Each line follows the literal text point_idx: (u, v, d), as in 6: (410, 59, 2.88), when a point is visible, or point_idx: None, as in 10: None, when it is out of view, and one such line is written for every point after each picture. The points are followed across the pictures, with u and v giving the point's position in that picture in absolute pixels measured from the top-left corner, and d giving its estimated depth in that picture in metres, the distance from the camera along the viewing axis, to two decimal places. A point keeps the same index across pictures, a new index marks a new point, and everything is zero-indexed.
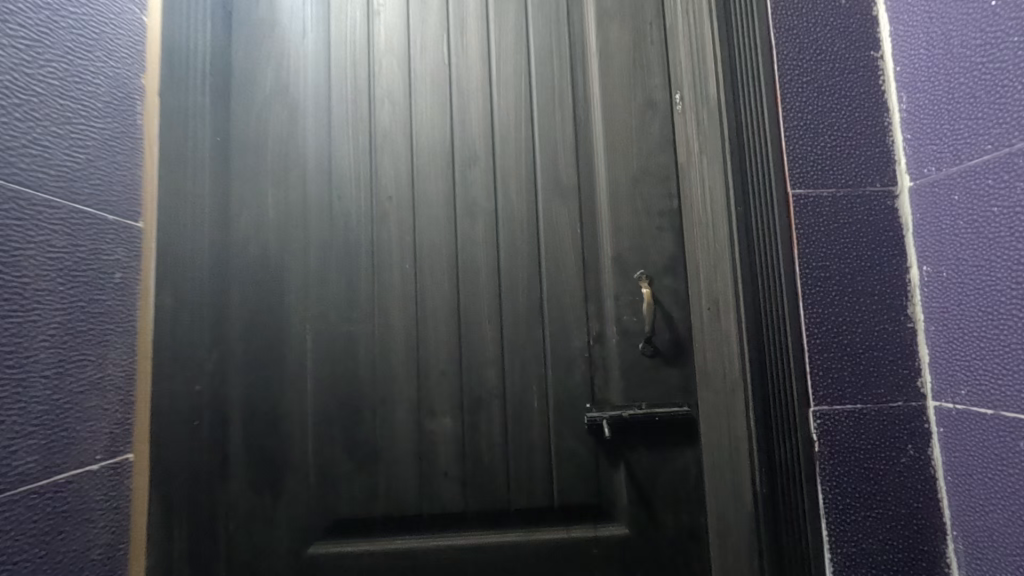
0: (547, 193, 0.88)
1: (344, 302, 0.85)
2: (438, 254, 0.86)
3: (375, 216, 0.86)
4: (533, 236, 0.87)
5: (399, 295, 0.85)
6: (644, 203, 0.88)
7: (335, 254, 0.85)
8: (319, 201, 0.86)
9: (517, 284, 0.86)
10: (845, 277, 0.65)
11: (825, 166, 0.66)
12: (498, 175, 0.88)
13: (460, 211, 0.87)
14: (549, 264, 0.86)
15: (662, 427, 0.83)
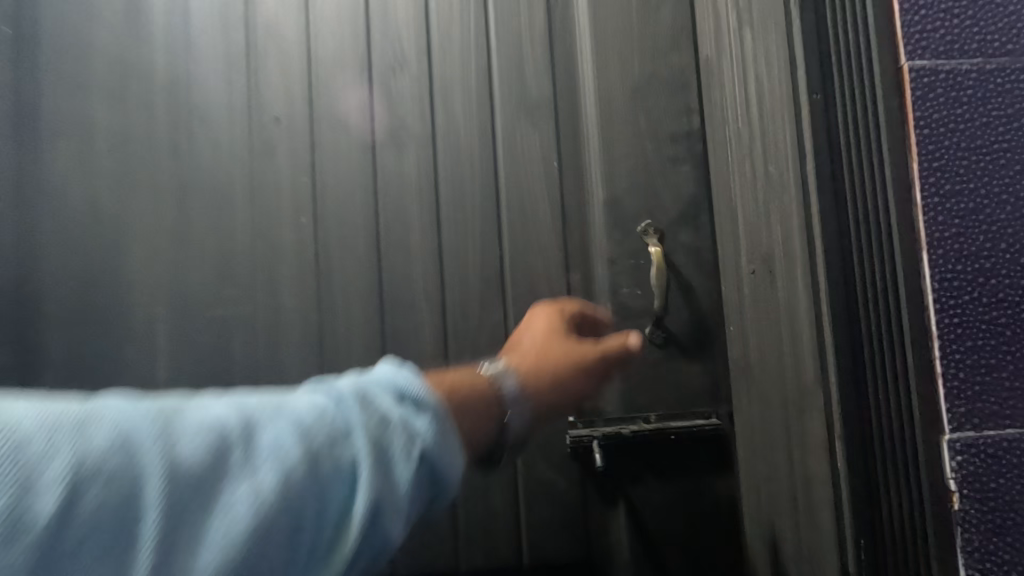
0: (511, 108, 0.60)
1: (210, 274, 0.57)
2: (350, 200, 0.58)
3: (256, 147, 0.59)
4: (488, 172, 0.59)
5: (292, 262, 0.58)
6: (654, 121, 0.60)
7: (195, 205, 0.58)
8: (172, 128, 0.58)
9: (466, 243, 0.59)
10: (1001, 209, 0.38)
11: (964, 19, 0.38)
12: (438, 84, 0.60)
13: (381, 137, 0.59)
14: (513, 213, 0.59)
15: (681, 449, 0.57)
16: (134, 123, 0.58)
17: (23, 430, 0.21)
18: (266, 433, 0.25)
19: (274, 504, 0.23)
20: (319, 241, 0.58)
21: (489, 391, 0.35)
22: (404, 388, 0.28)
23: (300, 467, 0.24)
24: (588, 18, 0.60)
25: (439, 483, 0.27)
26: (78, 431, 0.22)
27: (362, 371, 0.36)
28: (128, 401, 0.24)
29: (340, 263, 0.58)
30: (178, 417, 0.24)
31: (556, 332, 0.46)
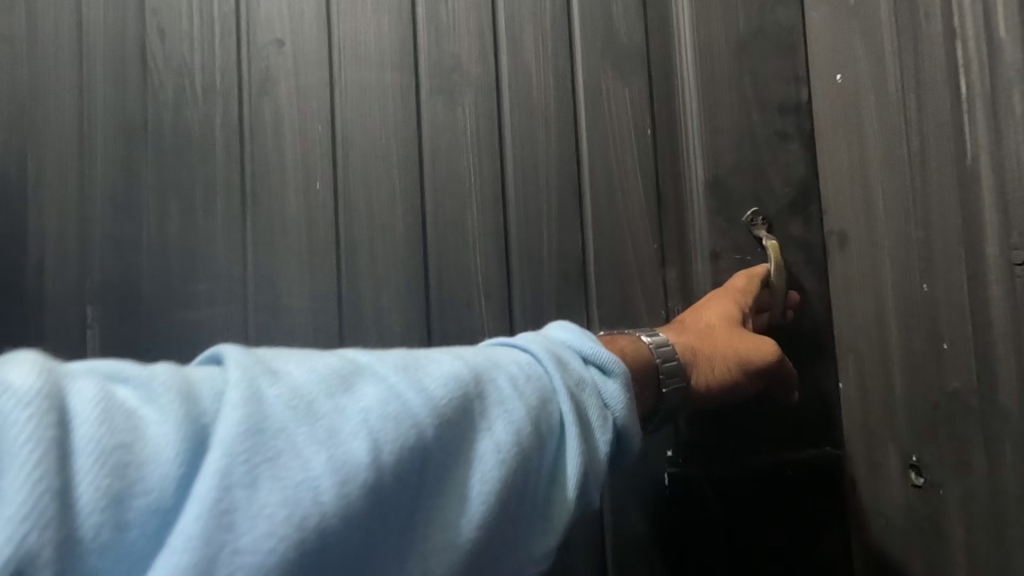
0: (596, 54, 0.46)
1: (176, 259, 0.39)
2: (385, 161, 0.42)
3: (248, 77, 0.41)
4: (567, 138, 0.45)
5: (299, 245, 0.41)
6: (775, 79, 0.47)
7: (152, 154, 0.39)
8: (112, 40, 0.39)
9: (542, 227, 0.44)
10: None
11: None
12: (504, 15, 0.45)
13: (427, 80, 0.43)
14: (600, 191, 0.46)
15: (801, 488, 0.46)
16: (57, 27, 0.39)
17: (315, 397, 0.20)
18: (500, 389, 0.25)
19: (517, 455, 0.23)
20: (342, 216, 0.41)
21: (647, 380, 0.36)
22: (588, 354, 0.29)
23: (530, 415, 0.24)
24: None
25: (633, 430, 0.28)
26: (360, 398, 0.21)
27: (544, 338, 0.29)
28: (384, 358, 0.23)
29: (372, 249, 0.42)
30: (431, 371, 0.24)
31: (730, 344, 0.40)
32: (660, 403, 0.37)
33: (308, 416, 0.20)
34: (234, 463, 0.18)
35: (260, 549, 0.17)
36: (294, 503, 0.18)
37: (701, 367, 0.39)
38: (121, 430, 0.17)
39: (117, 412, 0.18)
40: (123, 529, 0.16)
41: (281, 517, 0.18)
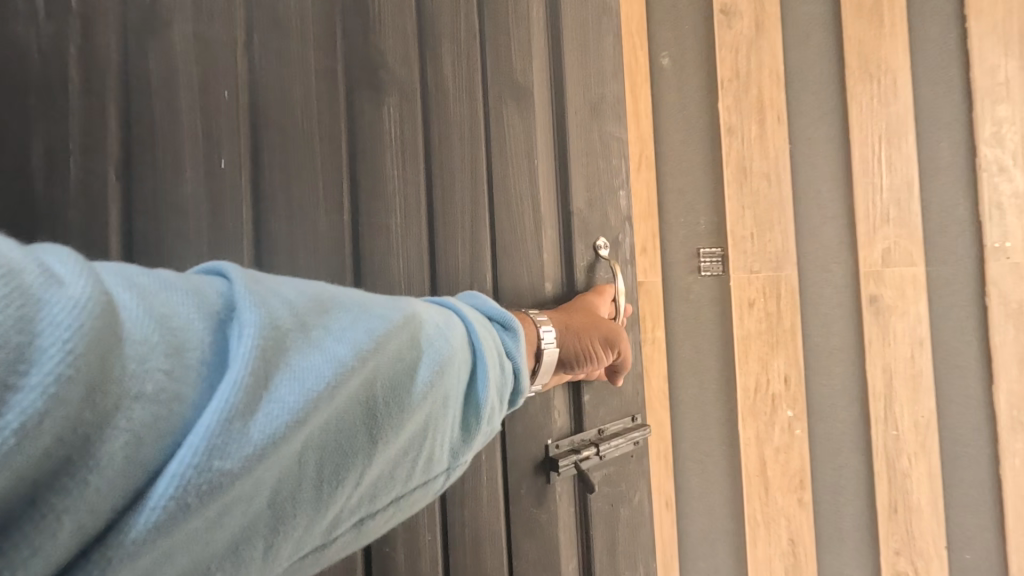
0: (502, 78, 0.50)
1: (28, 233, 0.33)
2: (310, 151, 0.40)
3: (132, 14, 0.35)
4: (477, 156, 0.48)
5: (209, 226, 0.36)
6: (615, 137, 0.59)
7: None
8: None
9: (460, 237, 0.46)
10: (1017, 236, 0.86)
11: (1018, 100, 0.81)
12: (426, 28, 0.46)
13: (353, 71, 0.42)
14: (502, 208, 0.49)
15: (623, 456, 0.60)
16: None
17: (307, 305, 0.25)
18: (434, 311, 0.32)
19: (451, 352, 0.30)
20: (257, 206, 0.38)
21: (531, 344, 0.44)
22: (491, 312, 0.40)
23: (456, 329, 0.32)
24: (570, 4, 0.56)
25: (512, 369, 0.37)
26: (339, 310, 0.27)
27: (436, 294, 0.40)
28: (343, 290, 0.29)
29: (291, 244, 0.39)
30: (373, 299, 0.30)
31: (590, 314, 0.51)
32: (538, 364, 0.45)
33: (304, 314, 0.25)
34: (260, 335, 0.22)
35: (287, 397, 0.21)
36: (309, 370, 0.22)
37: (572, 341, 0.48)
38: (153, 302, 0.20)
39: (145, 289, 0.20)
40: (174, 371, 0.19)
41: (299, 379, 0.22)
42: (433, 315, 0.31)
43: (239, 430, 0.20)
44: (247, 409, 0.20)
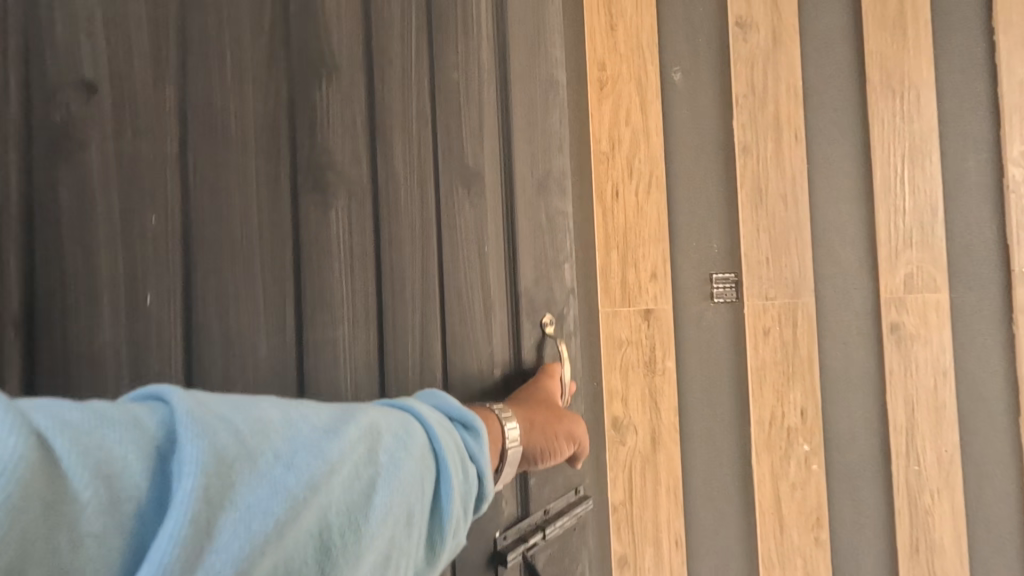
0: (382, 244, 0.94)
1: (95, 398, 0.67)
2: (238, 294, 0.78)
3: (171, 284, 0.73)
4: (398, 339, 0.96)
5: (272, 418, 0.60)
6: (464, 284, 1.07)
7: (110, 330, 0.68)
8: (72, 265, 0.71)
9: (354, 336, 0.89)
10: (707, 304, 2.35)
11: None
12: (323, 265, 0.87)
13: (292, 290, 0.83)
14: (397, 357, 0.95)
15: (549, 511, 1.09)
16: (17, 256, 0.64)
17: (242, 466, 0.54)
18: (344, 473, 0.60)
19: (350, 503, 0.60)
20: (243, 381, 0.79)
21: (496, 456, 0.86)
22: (392, 447, 0.66)
23: (393, 500, 0.63)
24: (406, 214, 0.98)
25: (455, 505, 0.71)
26: (259, 468, 0.55)
27: (346, 419, 0.65)
28: (269, 451, 0.57)
29: (206, 342, 0.75)
30: (267, 455, 0.57)
31: (559, 409, 1.04)
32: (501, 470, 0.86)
33: (229, 473, 0.53)
34: (202, 492, 0.50)
35: (236, 539, 0.51)
36: (251, 520, 0.52)
37: (531, 438, 0.96)
38: (116, 454, 0.50)
39: (92, 438, 0.49)
40: (106, 496, 0.48)
41: (247, 527, 0.52)
42: (356, 437, 0.63)
43: (209, 558, 0.49)
44: (210, 539, 0.50)
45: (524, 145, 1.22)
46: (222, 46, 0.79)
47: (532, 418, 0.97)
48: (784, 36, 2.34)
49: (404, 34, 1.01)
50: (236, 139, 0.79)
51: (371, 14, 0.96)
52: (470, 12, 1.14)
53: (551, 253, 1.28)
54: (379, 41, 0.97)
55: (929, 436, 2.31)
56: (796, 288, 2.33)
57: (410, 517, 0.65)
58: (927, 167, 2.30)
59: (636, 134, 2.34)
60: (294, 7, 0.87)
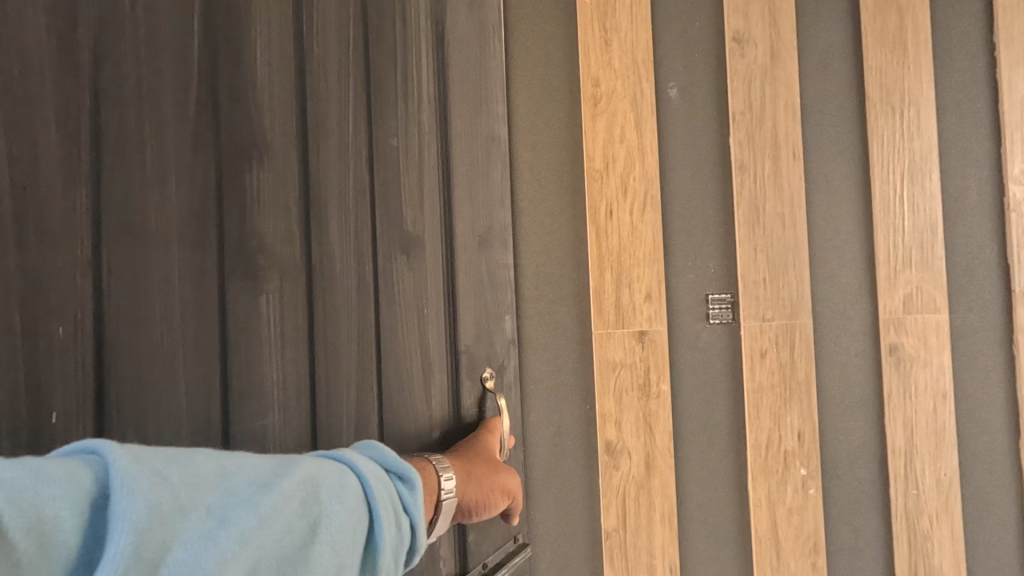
0: (315, 324, 1.00)
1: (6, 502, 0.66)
2: (155, 394, 0.79)
3: (104, 383, 0.74)
4: (323, 411, 1.01)
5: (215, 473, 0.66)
6: (399, 346, 1.16)
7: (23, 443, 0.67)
8: None
9: (285, 417, 0.95)
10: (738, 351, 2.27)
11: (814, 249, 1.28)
12: (263, 351, 0.92)
13: (228, 374, 0.88)
14: (324, 431, 1.00)
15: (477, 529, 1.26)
16: None
17: (189, 517, 0.60)
18: (283, 525, 0.67)
19: (286, 552, 0.66)
20: None
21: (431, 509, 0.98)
22: (334, 502, 0.73)
23: (327, 549, 0.70)
24: (342, 291, 1.04)
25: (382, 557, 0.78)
26: (203, 521, 0.61)
27: (299, 476, 0.72)
28: (214, 506, 0.63)
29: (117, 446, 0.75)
30: (219, 510, 0.63)
31: (496, 461, 1.21)
32: (434, 519, 0.99)
33: (178, 523, 0.59)
34: (153, 541, 0.56)
35: None
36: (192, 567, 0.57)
37: (468, 487, 1.10)
38: (49, 511, 0.52)
39: (25, 495, 0.51)
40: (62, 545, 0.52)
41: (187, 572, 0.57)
42: (292, 489, 0.70)
43: None
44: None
45: (465, 206, 1.36)
46: (141, 137, 0.79)
47: (468, 469, 1.11)
48: (781, 51, 2.31)
49: (340, 111, 1.06)
50: (154, 232, 0.80)
51: (306, 96, 1.01)
52: (410, 83, 1.23)
53: (492, 307, 1.43)
54: (316, 120, 1.02)
55: (930, 460, 2.26)
56: (794, 308, 2.27)
57: (340, 567, 0.71)
58: (927, 185, 2.27)
59: (631, 152, 2.30)
60: (225, 91, 0.89)
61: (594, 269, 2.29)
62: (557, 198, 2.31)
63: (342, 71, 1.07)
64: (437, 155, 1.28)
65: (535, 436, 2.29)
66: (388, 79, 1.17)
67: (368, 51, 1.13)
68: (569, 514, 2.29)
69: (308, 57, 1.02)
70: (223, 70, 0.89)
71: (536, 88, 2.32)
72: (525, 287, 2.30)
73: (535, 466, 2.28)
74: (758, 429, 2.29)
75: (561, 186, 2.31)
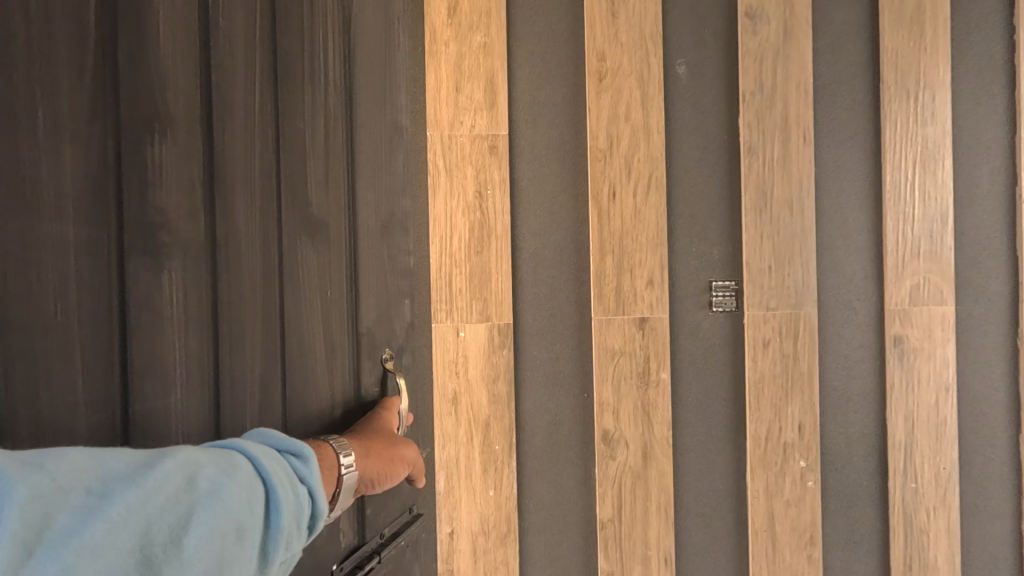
0: (222, 301, 0.95)
1: None
2: (51, 371, 0.78)
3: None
4: (223, 391, 0.96)
5: (90, 459, 0.64)
6: (304, 326, 1.07)
7: None
8: None
9: (188, 393, 0.92)
10: (723, 339, 2.24)
11: None
12: (170, 330, 0.90)
13: (133, 354, 0.86)
14: (228, 413, 0.96)
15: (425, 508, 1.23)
16: None
17: (61, 497, 0.59)
18: (172, 499, 0.65)
19: (179, 526, 0.64)
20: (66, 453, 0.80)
21: (331, 488, 0.92)
22: (229, 476, 0.71)
23: (226, 520, 0.67)
24: (246, 267, 0.99)
25: (292, 524, 0.76)
26: (80, 501, 0.60)
27: (185, 457, 0.69)
28: (93, 488, 0.62)
29: (11, 420, 0.76)
30: (97, 487, 0.62)
31: (393, 435, 1.12)
32: (335, 499, 0.93)
33: (50, 503, 0.58)
34: (23, 517, 0.55)
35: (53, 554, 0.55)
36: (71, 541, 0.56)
37: (372, 462, 1.02)
38: None
39: None
40: None
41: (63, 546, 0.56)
42: (173, 467, 0.67)
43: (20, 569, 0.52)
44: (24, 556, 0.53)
45: (370, 192, 1.20)
46: (36, 110, 0.77)
47: (370, 444, 1.04)
48: (796, 29, 2.17)
49: (247, 85, 0.99)
50: (52, 205, 0.79)
51: (210, 65, 0.95)
52: (318, 48, 1.10)
53: (393, 290, 1.27)
54: (221, 92, 0.96)
55: (929, 453, 2.21)
56: (799, 298, 2.18)
57: (240, 534, 0.68)
58: (940, 172, 2.16)
59: (637, 131, 2.17)
60: (124, 57, 0.86)
61: (595, 254, 2.17)
62: (558, 179, 2.21)
63: (248, 40, 1.00)
64: (342, 127, 1.14)
65: (530, 424, 2.21)
66: (294, 48, 1.06)
67: (274, 17, 1.04)
68: (563, 501, 2.24)
69: (214, 25, 0.96)
70: (124, 39, 0.86)
71: (535, 64, 2.20)
72: (524, 270, 2.20)
73: (530, 455, 2.22)
74: (758, 420, 2.20)
75: (562, 167, 2.20)
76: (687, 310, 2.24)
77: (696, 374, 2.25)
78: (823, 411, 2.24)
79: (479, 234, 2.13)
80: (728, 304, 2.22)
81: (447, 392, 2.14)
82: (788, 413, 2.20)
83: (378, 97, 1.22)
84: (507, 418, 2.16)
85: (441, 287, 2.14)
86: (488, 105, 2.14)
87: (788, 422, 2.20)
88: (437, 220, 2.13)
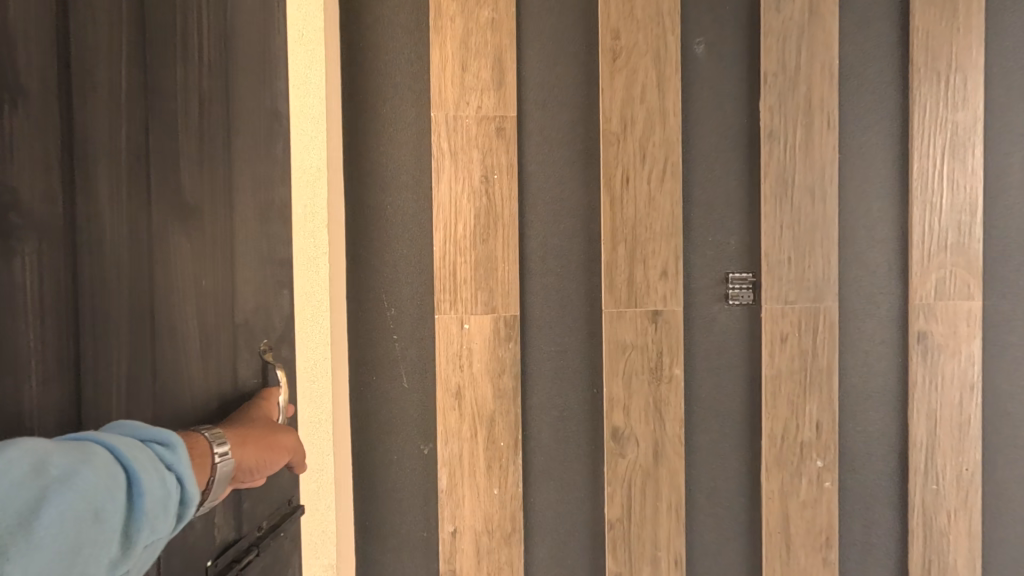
0: (82, 287, 0.89)
1: None
2: None
3: None
4: (78, 386, 0.89)
5: None
6: (179, 311, 1.08)
7: None
8: None
9: (44, 388, 0.84)
10: (738, 330, 2.14)
11: None
12: (37, 317, 0.83)
13: None
14: (87, 407, 0.90)
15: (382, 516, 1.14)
16: None
17: None
18: (22, 486, 0.63)
19: (33, 512, 0.63)
20: None
21: (204, 476, 0.93)
22: (87, 462, 0.70)
23: (84, 504, 0.67)
24: (111, 252, 0.94)
25: (162, 506, 0.76)
26: None
27: (31, 445, 0.67)
28: None
29: None
30: None
31: (272, 424, 1.13)
32: (208, 488, 0.93)
33: None
34: None
35: None
36: None
37: (251, 451, 1.04)
38: None
39: None
40: None
41: None
42: (17, 455, 0.64)
43: None
44: None
45: (247, 183, 1.27)
46: None
47: (246, 433, 1.05)
48: (820, 6, 1.99)
49: (111, 57, 0.95)
50: None
51: (69, 31, 0.88)
52: (188, 34, 1.12)
53: (269, 280, 1.35)
54: (81, 60, 0.89)
55: (951, 454, 2.05)
56: (819, 291, 2.03)
57: (97, 515, 0.68)
58: (970, 160, 1.98)
59: (651, 114, 2.02)
60: None
61: (606, 244, 2.03)
62: (568, 162, 2.10)
63: (111, 7, 0.96)
64: (219, 110, 1.19)
65: (536, 417, 2.13)
66: (162, 29, 1.06)
67: None
68: (575, 498, 2.16)
69: None
70: None
71: (541, 45, 2.07)
72: (532, 260, 2.10)
73: (538, 451, 2.14)
74: (773, 418, 2.06)
75: (575, 154, 2.09)
76: (701, 300, 2.13)
77: (710, 369, 2.14)
78: (847, 408, 2.13)
79: (485, 220, 2.01)
80: (745, 295, 2.10)
81: (449, 386, 2.03)
82: (809, 414, 2.05)
83: (252, 88, 1.30)
84: (513, 412, 2.04)
85: (443, 276, 2.02)
86: (495, 84, 2.00)
87: (812, 424, 2.05)
88: (438, 207, 2.01)
